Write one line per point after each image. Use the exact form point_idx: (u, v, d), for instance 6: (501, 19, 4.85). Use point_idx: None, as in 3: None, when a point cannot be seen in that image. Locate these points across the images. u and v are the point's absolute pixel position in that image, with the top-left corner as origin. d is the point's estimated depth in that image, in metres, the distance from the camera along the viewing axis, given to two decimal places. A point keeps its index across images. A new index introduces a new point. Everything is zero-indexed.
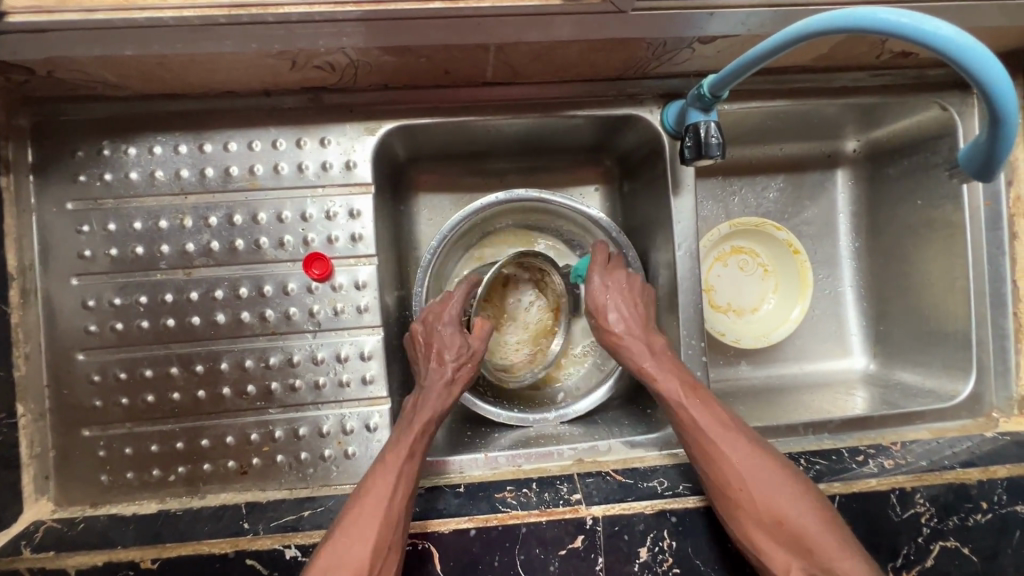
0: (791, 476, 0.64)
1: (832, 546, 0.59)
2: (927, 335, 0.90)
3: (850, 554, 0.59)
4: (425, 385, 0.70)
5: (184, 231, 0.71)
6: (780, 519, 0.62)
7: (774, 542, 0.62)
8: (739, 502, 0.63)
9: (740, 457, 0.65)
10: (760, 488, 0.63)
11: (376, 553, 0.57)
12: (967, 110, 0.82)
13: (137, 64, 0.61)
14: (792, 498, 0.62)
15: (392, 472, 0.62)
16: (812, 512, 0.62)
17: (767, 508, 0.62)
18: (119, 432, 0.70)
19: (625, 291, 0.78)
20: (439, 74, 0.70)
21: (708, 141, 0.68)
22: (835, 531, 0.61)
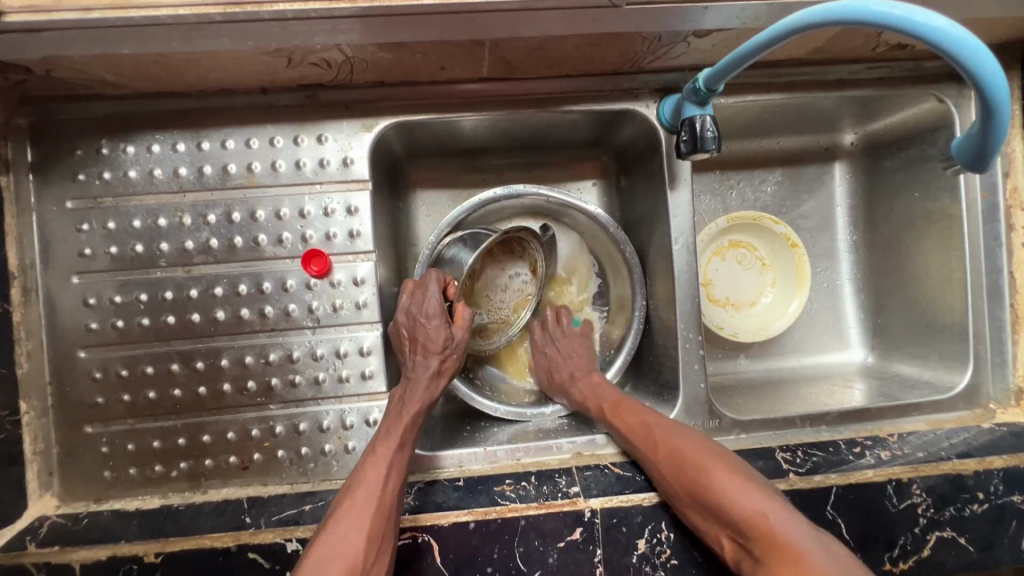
0: (702, 447, 0.68)
1: (736, 502, 0.61)
2: (924, 328, 0.90)
3: (759, 507, 0.60)
4: (411, 376, 0.71)
5: (183, 229, 0.71)
6: (691, 488, 0.64)
7: (699, 513, 0.64)
8: (660, 483, 0.68)
9: (652, 442, 0.70)
10: (671, 464, 0.67)
11: (372, 538, 0.58)
12: (964, 102, 0.82)
13: (134, 62, 0.62)
14: (699, 465, 0.65)
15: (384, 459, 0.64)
16: (723, 475, 0.64)
17: (678, 480, 0.66)
18: (121, 428, 0.71)
19: (568, 340, 0.88)
20: (435, 70, 0.70)
21: (703, 135, 0.68)
22: (740, 489, 0.62)
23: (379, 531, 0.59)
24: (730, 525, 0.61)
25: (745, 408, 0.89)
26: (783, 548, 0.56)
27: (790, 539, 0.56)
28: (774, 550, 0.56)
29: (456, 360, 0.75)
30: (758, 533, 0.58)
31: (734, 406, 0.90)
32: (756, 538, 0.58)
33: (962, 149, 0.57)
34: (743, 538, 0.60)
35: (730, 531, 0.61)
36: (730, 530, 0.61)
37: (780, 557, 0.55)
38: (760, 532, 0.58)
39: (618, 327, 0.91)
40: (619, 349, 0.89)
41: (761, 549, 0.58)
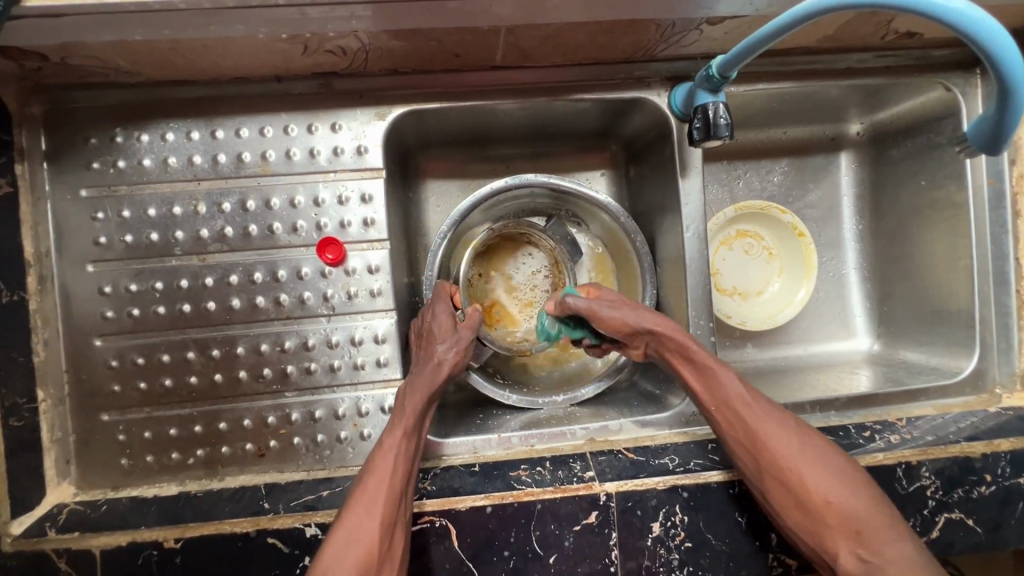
0: (837, 460, 0.65)
1: (876, 528, 0.61)
2: (930, 315, 0.91)
3: (896, 537, 0.60)
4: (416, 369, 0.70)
5: (198, 217, 0.71)
6: (830, 502, 0.62)
7: (824, 526, 0.63)
8: (786, 484, 0.64)
9: (789, 445, 0.65)
10: (812, 475, 0.64)
11: (386, 527, 0.59)
12: (971, 91, 0.83)
13: (150, 49, 0.62)
14: (844, 483, 0.63)
15: (394, 448, 0.63)
16: (862, 495, 0.62)
17: (819, 490, 0.63)
18: (138, 416, 0.71)
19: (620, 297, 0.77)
20: (449, 58, 0.71)
21: (716, 122, 0.69)
22: (883, 517, 0.61)
23: (392, 520, 0.59)
24: (861, 546, 0.61)
25: None
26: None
27: (926, 574, 0.58)
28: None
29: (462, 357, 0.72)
30: (896, 562, 0.58)
31: None
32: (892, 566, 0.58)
33: (976, 131, 0.58)
34: (873, 560, 0.60)
35: (848, 544, 0.61)
36: (858, 550, 0.61)
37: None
38: (898, 563, 0.58)
39: None
40: None
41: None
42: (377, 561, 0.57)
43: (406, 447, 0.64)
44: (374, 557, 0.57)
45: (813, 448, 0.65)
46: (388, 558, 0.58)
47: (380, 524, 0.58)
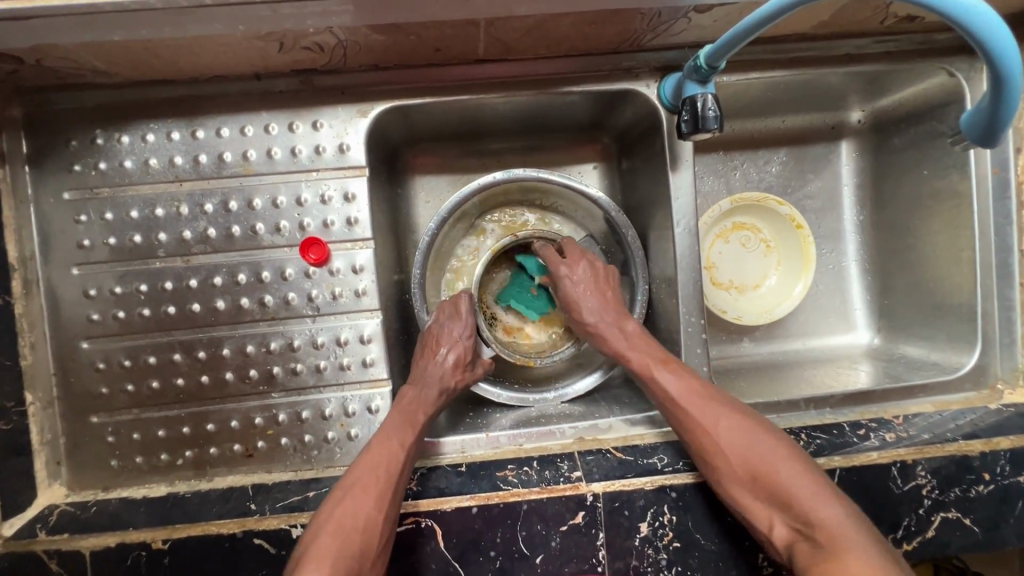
0: (772, 437, 0.65)
1: (809, 498, 0.59)
2: (931, 308, 0.89)
3: (831, 506, 0.58)
4: (421, 373, 0.76)
5: (181, 219, 0.71)
6: (757, 474, 0.62)
7: (758, 497, 0.62)
8: (713, 459, 0.65)
9: (721, 422, 0.66)
10: (744, 450, 0.64)
11: (388, 519, 0.62)
12: (975, 76, 0.80)
13: (124, 50, 0.61)
14: (777, 456, 0.63)
15: (396, 442, 0.67)
16: (794, 467, 0.62)
17: (744, 463, 0.63)
18: (126, 418, 0.72)
19: (594, 280, 0.82)
20: (430, 52, 0.69)
21: (704, 114, 0.67)
22: (818, 488, 0.60)
23: (393, 513, 0.62)
24: (793, 515, 0.59)
25: (750, 392, 0.88)
26: (850, 544, 0.55)
27: (861, 541, 0.55)
28: (844, 549, 0.55)
29: (465, 376, 0.78)
30: (829, 529, 0.57)
31: (738, 389, 0.90)
32: (823, 531, 0.57)
33: (970, 124, 0.56)
34: (807, 529, 0.58)
35: (787, 517, 0.60)
36: (792, 519, 0.60)
37: (852, 555, 0.54)
38: (829, 528, 0.57)
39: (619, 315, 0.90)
40: None
41: (824, 543, 0.56)
42: (376, 551, 0.60)
43: (410, 446, 0.68)
44: (373, 547, 0.60)
45: (749, 425, 0.66)
46: (384, 551, 0.61)
47: (382, 514, 0.61)
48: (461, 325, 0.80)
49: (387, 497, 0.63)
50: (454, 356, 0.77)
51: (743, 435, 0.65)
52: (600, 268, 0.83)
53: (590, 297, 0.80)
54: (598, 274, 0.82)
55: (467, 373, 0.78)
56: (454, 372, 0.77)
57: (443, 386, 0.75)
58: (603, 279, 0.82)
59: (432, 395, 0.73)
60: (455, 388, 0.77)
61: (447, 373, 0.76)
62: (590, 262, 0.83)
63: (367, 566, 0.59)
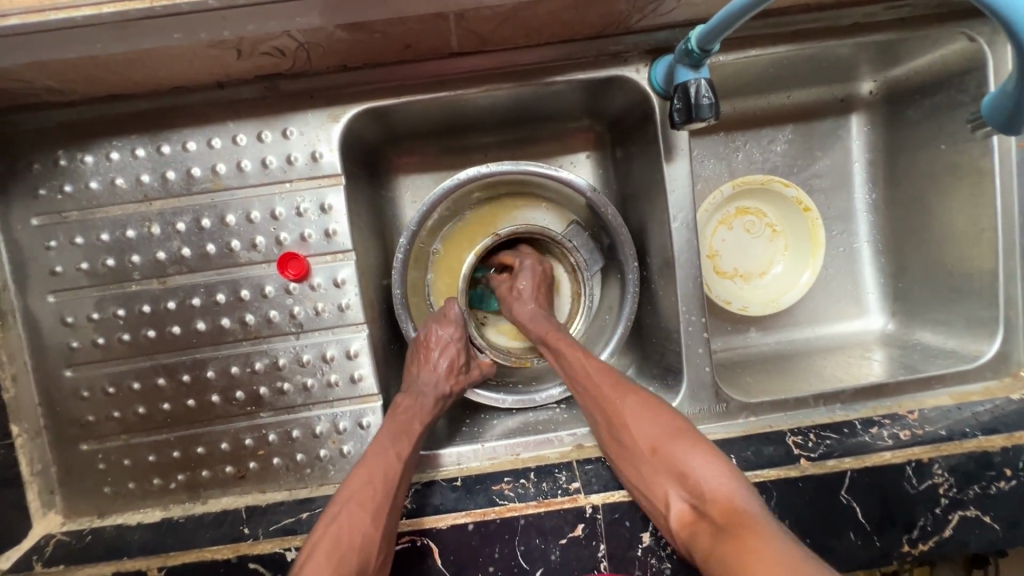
0: (678, 419, 0.65)
1: (706, 472, 0.59)
2: (948, 292, 0.84)
3: (728, 478, 0.58)
4: (417, 384, 0.73)
5: (153, 240, 0.68)
6: (657, 451, 0.63)
7: (655, 475, 0.62)
8: (620, 438, 0.66)
9: (629, 405, 0.67)
10: (645, 429, 0.64)
11: (385, 534, 0.60)
12: (999, 39, 0.73)
13: (72, 67, 0.57)
14: (673, 434, 0.63)
15: (392, 454, 0.65)
16: (696, 445, 0.62)
17: (645, 441, 0.64)
18: (116, 444, 0.71)
19: (539, 279, 0.82)
20: (400, 49, 0.64)
21: (698, 102, 0.62)
22: (713, 462, 0.60)
23: (389, 528, 0.61)
24: (689, 491, 0.59)
25: (756, 388, 0.84)
26: (740, 513, 0.54)
27: (754, 512, 0.54)
28: (735, 517, 0.54)
29: (464, 379, 0.75)
30: (722, 501, 0.56)
31: (744, 384, 0.86)
32: (718, 503, 0.56)
33: (992, 107, 0.51)
34: (701, 504, 0.58)
35: (685, 496, 0.59)
36: (688, 495, 0.59)
37: (739, 524, 0.53)
38: (722, 500, 0.56)
39: (612, 300, 0.87)
40: (618, 317, 0.83)
41: (717, 514, 0.56)
42: (373, 568, 0.58)
43: (407, 459, 0.66)
44: (370, 565, 0.58)
45: (654, 407, 0.66)
46: (380, 568, 0.59)
47: (379, 531, 0.60)
48: (455, 329, 0.76)
49: (385, 512, 0.61)
50: (448, 362, 0.73)
51: (646, 416, 0.65)
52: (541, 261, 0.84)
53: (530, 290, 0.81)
54: (546, 273, 0.84)
55: (466, 376, 0.76)
56: (450, 377, 0.74)
57: (439, 392, 0.72)
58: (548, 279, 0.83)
59: (428, 404, 0.71)
60: (456, 393, 0.75)
61: (440, 377, 0.73)
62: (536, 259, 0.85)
63: None
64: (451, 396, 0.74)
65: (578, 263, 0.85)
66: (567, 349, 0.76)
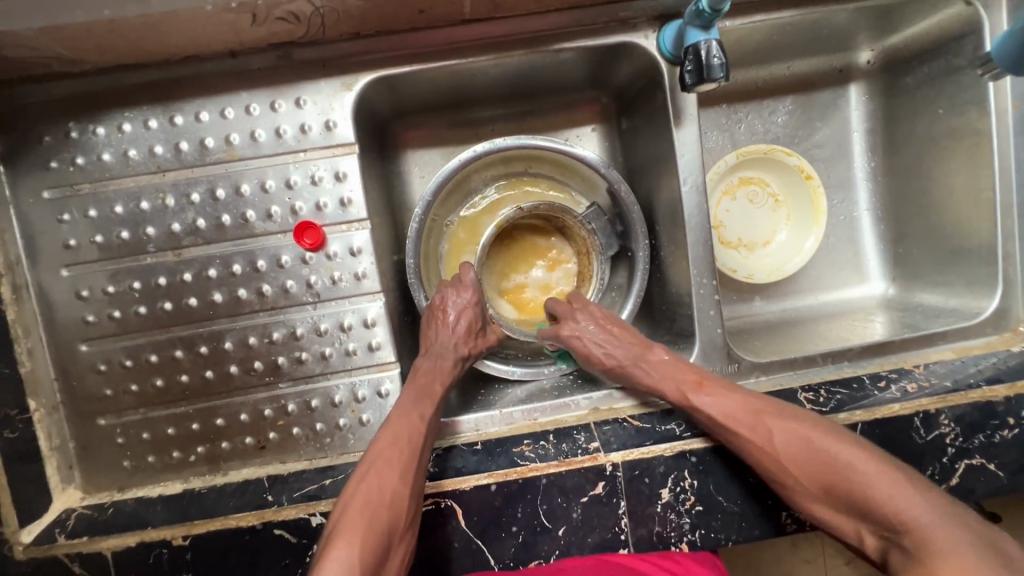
0: (837, 440, 0.62)
1: (893, 504, 0.56)
2: (947, 254, 0.86)
3: (921, 505, 0.56)
4: (436, 347, 0.73)
5: (168, 211, 0.68)
6: (826, 486, 0.61)
7: (835, 509, 0.61)
8: (780, 476, 0.64)
9: (776, 441, 0.64)
10: (801, 465, 0.62)
11: (413, 493, 0.61)
12: (995, 2, 0.75)
13: (87, 33, 0.57)
14: (833, 463, 0.61)
15: (416, 415, 0.66)
16: (869, 471, 0.59)
17: (812, 479, 0.62)
18: (134, 418, 0.71)
19: (600, 320, 0.77)
20: (413, 15, 0.65)
21: (709, 63, 0.63)
22: (893, 484, 0.57)
23: (417, 487, 0.61)
24: (876, 524, 0.58)
25: (764, 351, 0.86)
26: (933, 546, 0.53)
27: (954, 540, 0.53)
28: (931, 552, 0.53)
29: (480, 344, 0.76)
30: (916, 534, 0.54)
31: (752, 348, 0.87)
32: (911, 536, 0.55)
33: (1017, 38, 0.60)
34: (894, 537, 0.56)
35: (873, 526, 0.58)
36: (876, 527, 0.58)
37: (936, 559, 0.52)
38: (914, 532, 0.55)
39: (622, 282, 0.88)
40: (629, 294, 0.84)
41: (912, 547, 0.54)
42: (403, 526, 0.59)
43: (429, 420, 0.66)
44: (400, 521, 0.59)
45: (807, 434, 0.63)
46: (409, 525, 0.61)
47: (407, 489, 0.61)
48: (472, 293, 0.76)
49: (412, 471, 0.62)
50: (466, 324, 0.74)
51: (800, 448, 0.63)
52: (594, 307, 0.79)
53: (610, 341, 0.76)
54: (603, 313, 0.78)
55: (482, 342, 0.77)
56: (467, 340, 0.74)
57: (458, 355, 0.73)
58: (610, 321, 0.78)
59: (447, 365, 0.72)
60: (474, 358, 0.76)
61: (458, 340, 0.73)
62: (592, 306, 0.79)
63: (394, 541, 0.58)
64: (470, 361, 0.75)
65: (592, 244, 0.85)
66: (682, 380, 0.70)
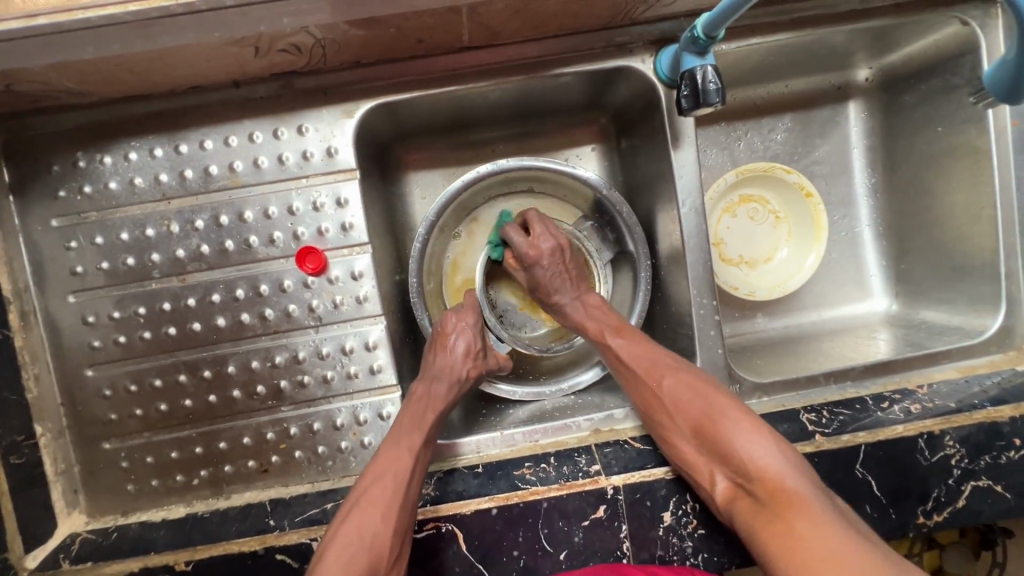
0: (721, 393, 0.66)
1: (753, 454, 0.60)
2: (951, 270, 0.86)
3: (776, 459, 0.59)
4: (436, 368, 0.73)
5: (172, 237, 0.69)
6: (701, 429, 0.64)
7: (700, 453, 0.64)
8: (661, 416, 0.68)
9: (669, 385, 0.68)
10: (683, 407, 0.66)
11: (396, 534, 0.60)
12: (991, 23, 0.75)
13: (94, 68, 0.58)
14: (711, 408, 0.65)
15: (404, 447, 0.65)
16: (741, 423, 0.62)
17: (688, 420, 0.65)
18: (138, 442, 0.72)
19: (558, 262, 0.79)
20: (412, 44, 0.66)
21: (705, 88, 0.64)
22: (759, 435, 0.61)
23: (400, 526, 0.60)
24: (734, 469, 0.61)
25: (768, 370, 0.86)
26: (787, 496, 0.56)
27: (803, 492, 0.56)
28: (784, 500, 0.56)
29: (480, 367, 0.76)
30: (771, 483, 0.58)
31: (754, 368, 0.87)
32: (766, 482, 0.58)
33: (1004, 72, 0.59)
34: (748, 482, 0.60)
35: (731, 474, 0.62)
36: (732, 473, 0.61)
37: (791, 508, 0.55)
38: (769, 484, 0.58)
39: (625, 295, 0.88)
40: (630, 312, 0.84)
41: (766, 495, 0.58)
42: (386, 565, 0.58)
43: (419, 451, 0.65)
44: (382, 563, 0.58)
45: (696, 384, 0.67)
46: (393, 565, 0.60)
47: (389, 529, 0.60)
48: (472, 314, 0.78)
49: (394, 510, 0.61)
50: (465, 343, 0.74)
51: (689, 392, 0.66)
52: (558, 238, 0.79)
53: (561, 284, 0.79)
54: (566, 247, 0.80)
55: (482, 365, 0.76)
56: (467, 361, 0.74)
57: (455, 378, 0.72)
58: (566, 253, 0.80)
59: (443, 389, 0.71)
60: (471, 382, 0.75)
61: (458, 362, 0.73)
62: (555, 238, 0.79)
63: None
64: (468, 385, 0.74)
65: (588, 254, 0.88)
66: (604, 323, 0.76)
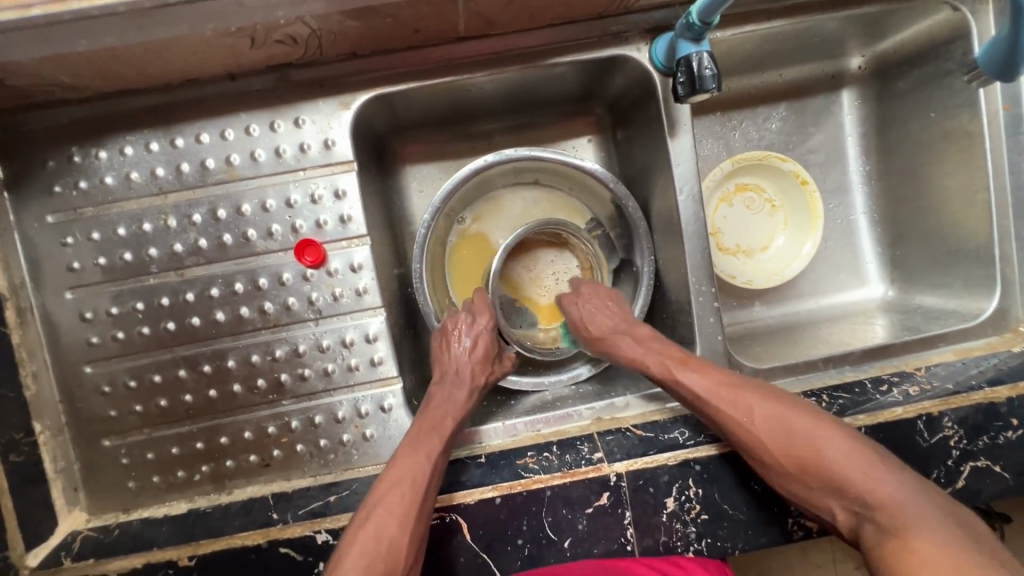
0: (809, 416, 0.64)
1: (868, 482, 0.59)
2: (946, 255, 0.86)
3: (892, 484, 0.58)
4: (450, 369, 0.73)
5: (170, 232, 0.69)
6: (805, 467, 0.62)
7: (809, 487, 0.62)
8: (753, 456, 0.65)
9: (756, 423, 0.64)
10: (774, 444, 0.63)
11: (413, 539, 0.60)
12: (981, 8, 0.76)
13: (89, 60, 0.57)
14: (807, 437, 0.62)
15: (421, 454, 0.64)
16: (842, 449, 0.61)
17: (790, 458, 0.62)
18: (139, 438, 0.71)
19: (599, 300, 0.79)
20: (408, 34, 0.66)
21: (701, 74, 0.64)
22: (863, 458, 0.60)
23: (418, 533, 0.61)
24: (850, 500, 0.60)
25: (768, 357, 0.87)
26: (911, 518, 0.56)
27: (924, 510, 0.56)
28: (906, 524, 0.55)
29: (491, 367, 0.76)
30: (893, 511, 0.57)
31: (754, 355, 0.88)
32: (890, 513, 0.57)
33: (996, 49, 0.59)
34: (869, 511, 0.58)
35: (847, 505, 0.60)
36: (848, 503, 0.60)
37: (911, 530, 0.55)
38: (889, 509, 0.57)
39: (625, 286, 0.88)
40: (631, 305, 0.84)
41: (887, 522, 0.57)
42: (402, 568, 0.59)
43: (434, 457, 0.65)
44: (398, 565, 0.59)
45: (788, 412, 0.64)
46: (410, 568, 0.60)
47: (406, 535, 0.60)
48: (484, 314, 0.77)
49: (412, 516, 0.61)
50: (476, 343, 0.74)
51: (780, 426, 0.63)
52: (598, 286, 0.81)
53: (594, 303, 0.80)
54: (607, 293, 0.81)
55: (492, 364, 0.76)
56: (478, 360, 0.74)
57: (467, 377, 0.73)
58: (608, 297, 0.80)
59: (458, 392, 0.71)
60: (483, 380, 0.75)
61: (468, 363, 0.73)
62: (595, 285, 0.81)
63: None
64: (480, 384, 0.74)
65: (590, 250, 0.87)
66: (665, 358, 0.71)
